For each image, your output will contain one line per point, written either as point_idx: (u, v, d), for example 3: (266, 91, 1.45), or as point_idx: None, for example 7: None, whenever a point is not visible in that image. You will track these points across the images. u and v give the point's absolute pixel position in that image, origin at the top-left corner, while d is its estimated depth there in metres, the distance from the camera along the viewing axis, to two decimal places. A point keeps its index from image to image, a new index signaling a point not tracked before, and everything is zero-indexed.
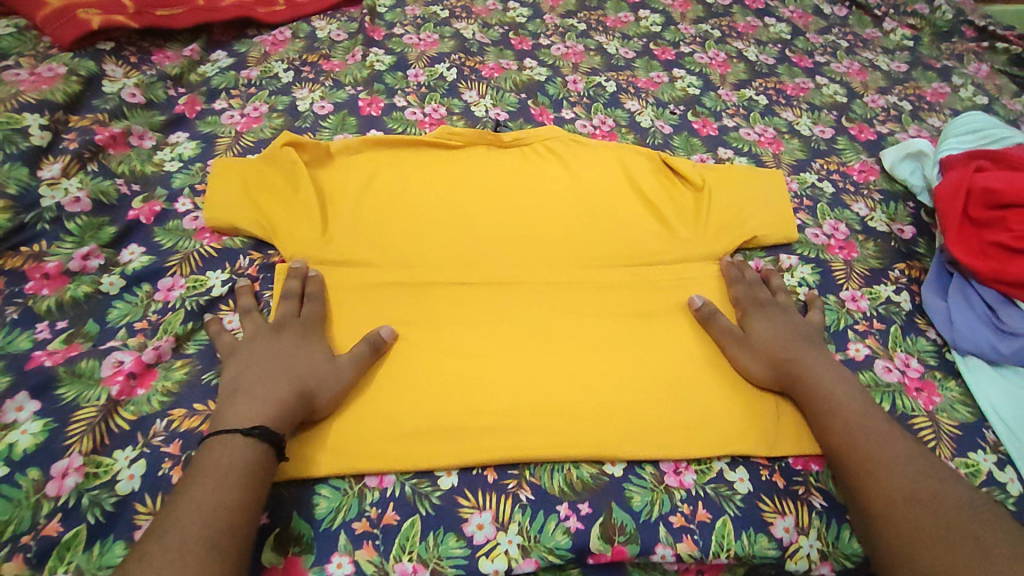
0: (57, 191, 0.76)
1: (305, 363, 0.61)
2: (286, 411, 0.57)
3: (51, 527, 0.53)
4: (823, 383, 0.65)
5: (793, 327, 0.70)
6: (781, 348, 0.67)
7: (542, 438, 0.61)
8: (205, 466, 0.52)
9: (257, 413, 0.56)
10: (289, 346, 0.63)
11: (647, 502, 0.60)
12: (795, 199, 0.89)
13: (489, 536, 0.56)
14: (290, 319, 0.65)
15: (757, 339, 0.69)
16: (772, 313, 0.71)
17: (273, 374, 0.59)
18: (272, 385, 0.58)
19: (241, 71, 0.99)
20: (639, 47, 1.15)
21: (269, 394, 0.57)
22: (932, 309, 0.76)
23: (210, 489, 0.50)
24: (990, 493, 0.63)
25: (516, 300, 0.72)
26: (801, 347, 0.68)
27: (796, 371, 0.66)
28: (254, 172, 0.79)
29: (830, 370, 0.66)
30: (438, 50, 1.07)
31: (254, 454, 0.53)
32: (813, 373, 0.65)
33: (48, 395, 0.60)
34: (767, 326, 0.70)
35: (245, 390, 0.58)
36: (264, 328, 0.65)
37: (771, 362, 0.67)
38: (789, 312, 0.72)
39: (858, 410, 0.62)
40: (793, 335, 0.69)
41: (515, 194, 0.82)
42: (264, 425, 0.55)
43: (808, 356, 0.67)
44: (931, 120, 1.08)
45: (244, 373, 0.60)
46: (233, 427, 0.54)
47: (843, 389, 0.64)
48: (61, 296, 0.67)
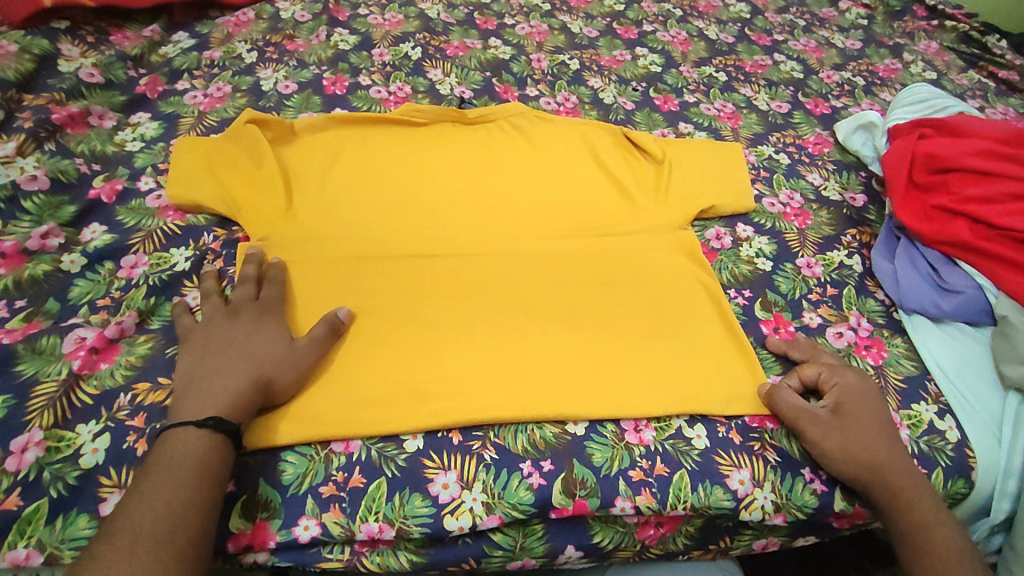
0: (12, 169, 0.74)
1: (264, 346, 0.60)
2: (241, 397, 0.56)
3: (12, 501, 0.53)
4: (925, 517, 0.60)
5: (883, 422, 0.64)
6: (873, 451, 0.61)
7: (505, 400, 0.63)
8: (158, 461, 0.51)
9: (210, 400, 0.55)
10: (245, 328, 0.61)
11: (607, 458, 0.62)
12: (753, 170, 0.91)
13: (454, 495, 0.58)
14: (247, 302, 0.64)
15: (850, 437, 0.62)
16: (864, 403, 0.64)
17: (229, 359, 0.58)
18: (228, 368, 0.57)
19: (203, 51, 0.98)
20: (603, 26, 1.16)
21: (225, 377, 0.56)
22: (880, 271, 0.79)
23: (163, 483, 0.49)
24: (930, 441, 0.66)
25: (480, 270, 0.73)
26: (895, 455, 0.62)
27: (891, 490, 0.60)
28: (216, 150, 0.79)
29: (923, 491, 0.61)
30: (403, 29, 1.07)
31: (210, 444, 0.52)
32: (910, 497, 0.60)
33: (7, 372, 0.59)
34: (856, 415, 0.63)
35: (200, 379, 0.57)
36: (220, 310, 0.63)
37: (856, 462, 0.61)
38: (878, 401, 0.65)
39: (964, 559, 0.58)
40: (885, 436, 0.63)
41: (480, 169, 0.83)
42: (217, 414, 0.54)
43: (905, 470, 0.61)
44: (883, 95, 1.12)
45: (201, 356, 0.59)
46: (186, 419, 0.53)
47: (941, 523, 0.60)
48: (19, 275, 0.67)
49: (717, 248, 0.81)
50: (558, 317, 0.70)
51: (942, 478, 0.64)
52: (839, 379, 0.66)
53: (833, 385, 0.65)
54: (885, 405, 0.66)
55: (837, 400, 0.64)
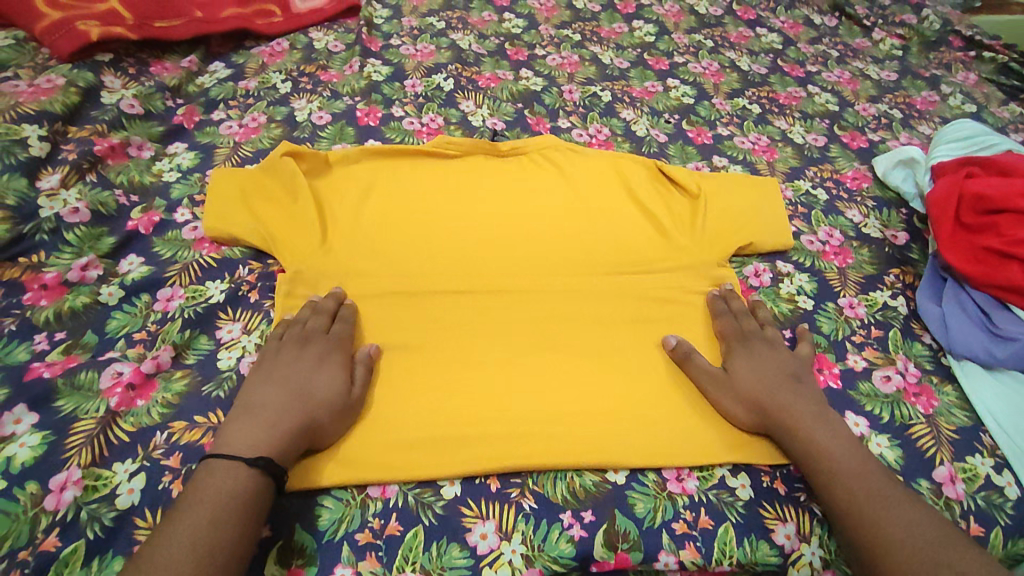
0: (55, 202, 0.75)
1: (313, 382, 0.60)
2: (291, 438, 0.56)
3: (50, 542, 0.52)
4: (829, 452, 0.59)
5: (785, 373, 0.65)
6: (762, 390, 0.64)
7: (546, 445, 0.62)
8: (201, 494, 0.50)
9: (263, 438, 0.54)
10: (311, 363, 0.61)
11: (649, 508, 0.60)
12: (790, 206, 0.90)
13: (492, 546, 0.56)
14: (319, 335, 0.64)
15: (737, 380, 0.65)
16: (755, 348, 0.68)
17: (276, 395, 0.58)
18: (283, 406, 0.57)
19: (239, 82, 0.99)
20: (633, 57, 1.16)
21: (280, 416, 0.56)
22: (927, 314, 0.76)
23: (205, 519, 0.49)
24: (988, 497, 0.63)
25: (517, 308, 0.72)
26: (795, 400, 0.63)
27: (792, 431, 0.61)
28: (252, 182, 0.79)
29: (821, 420, 0.62)
30: (435, 60, 1.08)
31: (254, 483, 0.52)
32: (812, 433, 0.61)
33: (46, 407, 0.59)
34: (756, 368, 0.66)
35: (258, 409, 0.57)
36: (293, 338, 0.64)
37: (754, 411, 0.63)
38: (779, 355, 0.67)
39: (873, 481, 0.57)
40: (777, 375, 0.65)
41: (515, 202, 0.83)
42: (268, 455, 0.53)
43: (805, 411, 0.62)
44: (922, 128, 1.10)
45: (260, 388, 0.59)
46: (236, 454, 0.53)
47: (841, 444, 0.60)
48: (59, 307, 0.67)
49: (756, 286, 0.79)
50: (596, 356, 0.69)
51: (1002, 538, 0.61)
52: (738, 339, 0.69)
53: (733, 344, 0.69)
54: (788, 359, 0.67)
55: (735, 358, 0.68)
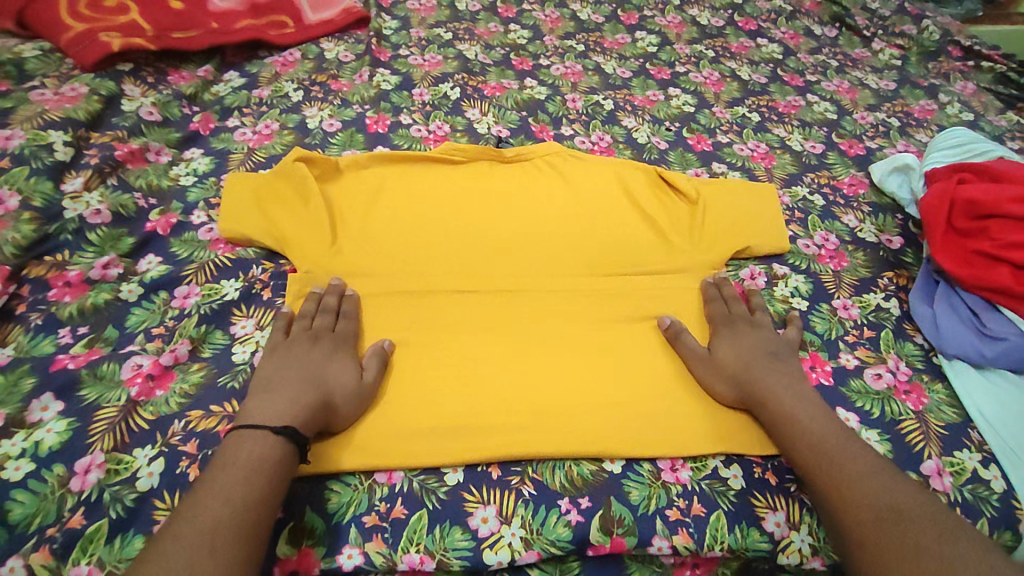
0: (79, 203, 0.79)
1: (327, 374, 0.63)
2: (309, 418, 0.59)
3: (76, 520, 0.55)
4: (802, 420, 0.63)
5: (767, 352, 0.69)
6: (742, 366, 0.68)
7: (545, 436, 0.64)
8: (228, 461, 0.54)
9: (283, 416, 0.58)
10: (322, 357, 0.65)
11: (644, 496, 0.62)
12: (787, 211, 0.92)
13: (493, 529, 0.59)
14: (326, 332, 0.67)
15: (720, 357, 0.69)
16: (740, 330, 0.72)
17: (290, 385, 0.61)
18: (298, 392, 0.60)
19: (253, 90, 1.03)
20: (636, 67, 1.20)
21: (296, 398, 0.60)
22: (919, 315, 0.79)
23: (234, 483, 0.52)
24: (975, 490, 0.65)
25: (519, 307, 0.75)
26: (775, 375, 0.67)
27: (769, 404, 0.65)
28: (266, 186, 0.82)
29: (797, 393, 0.66)
30: (442, 70, 1.12)
31: (277, 454, 0.55)
32: (789, 406, 0.64)
33: (71, 396, 0.62)
34: (739, 348, 0.70)
35: (276, 390, 0.60)
36: (301, 335, 0.67)
37: (737, 387, 0.67)
38: (762, 337, 0.71)
39: (842, 446, 0.61)
40: (756, 352, 0.69)
41: (517, 206, 0.86)
42: (292, 425, 0.57)
43: (783, 385, 0.66)
44: (919, 136, 1.12)
45: (274, 378, 0.62)
46: (262, 424, 0.57)
47: (812, 413, 0.64)
48: (82, 303, 0.70)
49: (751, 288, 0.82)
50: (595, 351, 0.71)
51: (987, 529, 0.62)
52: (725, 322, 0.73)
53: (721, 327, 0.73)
54: (772, 341, 0.71)
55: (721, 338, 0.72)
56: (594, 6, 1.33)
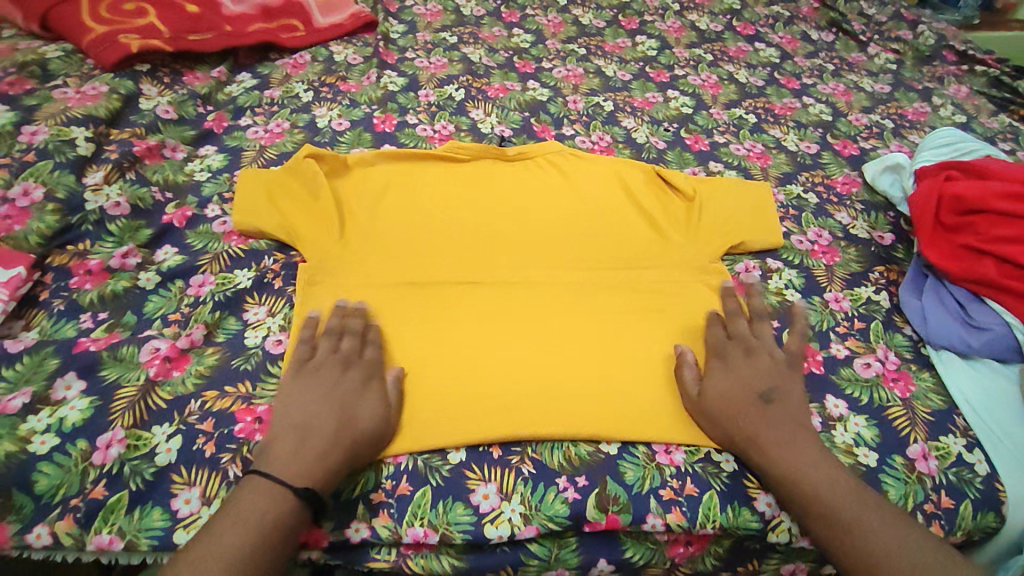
0: (99, 196, 0.82)
1: (357, 404, 0.63)
2: (332, 472, 0.58)
3: (98, 491, 0.58)
4: (814, 480, 0.60)
5: (765, 390, 0.67)
6: (735, 410, 0.66)
7: (542, 417, 0.67)
8: (242, 514, 0.54)
9: (308, 470, 0.57)
10: (352, 387, 0.64)
11: (639, 476, 0.64)
12: (781, 208, 0.95)
13: (494, 505, 0.61)
14: (355, 357, 0.67)
15: (717, 403, 0.66)
16: (732, 363, 0.70)
17: (319, 415, 0.61)
18: (325, 438, 0.59)
19: (265, 91, 1.07)
20: (636, 70, 1.23)
21: (321, 449, 0.59)
22: (908, 307, 0.81)
23: (242, 539, 0.52)
24: (959, 472, 0.67)
25: (520, 297, 0.78)
26: (777, 423, 0.64)
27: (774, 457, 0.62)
28: (277, 182, 0.86)
29: (798, 440, 0.63)
30: (448, 72, 1.15)
31: (286, 511, 0.55)
32: (796, 460, 0.62)
33: (93, 376, 0.65)
34: (737, 388, 0.67)
35: (303, 433, 0.60)
36: (332, 359, 0.66)
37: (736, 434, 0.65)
38: (760, 372, 0.68)
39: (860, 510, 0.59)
40: (750, 394, 0.67)
41: (519, 203, 0.89)
42: (314, 486, 0.57)
43: (785, 435, 0.64)
44: (912, 137, 1.15)
45: (299, 414, 0.61)
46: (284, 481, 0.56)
47: (819, 468, 0.61)
48: (103, 290, 0.74)
49: (746, 281, 0.84)
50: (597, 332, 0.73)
51: (970, 510, 0.65)
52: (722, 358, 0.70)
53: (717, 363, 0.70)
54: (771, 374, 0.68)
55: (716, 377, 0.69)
56: (595, 11, 1.37)
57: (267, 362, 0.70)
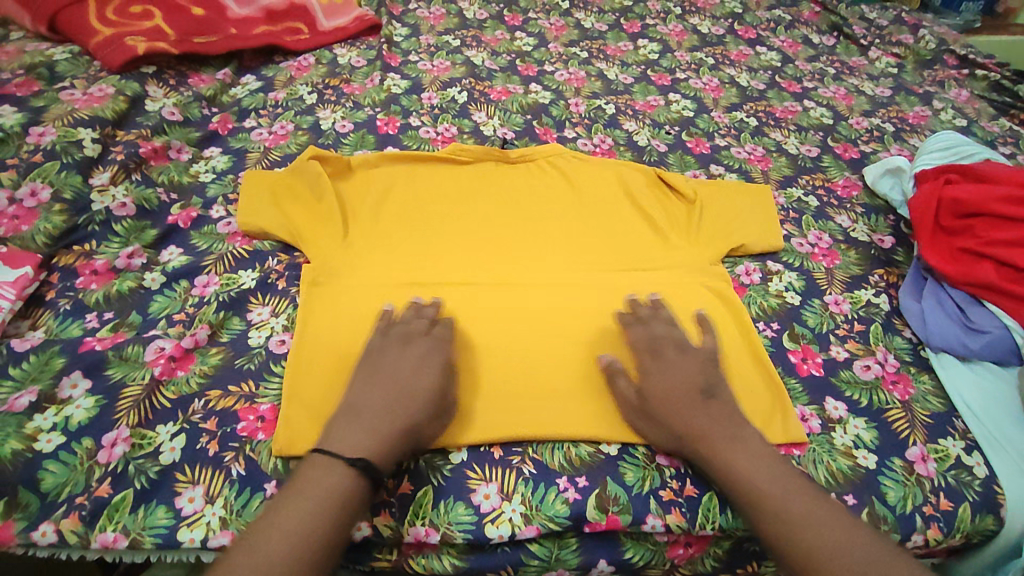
0: (105, 197, 0.83)
1: (421, 383, 0.63)
2: (388, 447, 0.58)
3: (103, 489, 0.59)
4: (743, 472, 0.59)
5: (690, 383, 0.65)
6: (668, 407, 0.64)
7: (543, 416, 0.68)
8: (304, 488, 0.53)
9: (364, 443, 0.57)
10: (415, 363, 0.64)
11: (639, 477, 0.65)
12: (782, 211, 0.95)
13: (494, 505, 0.62)
14: (419, 336, 0.68)
15: (649, 404, 0.65)
16: (665, 360, 0.67)
17: (381, 392, 0.61)
18: (384, 414, 0.59)
19: (269, 93, 1.07)
20: (637, 73, 1.23)
21: (377, 424, 0.58)
22: (907, 310, 0.82)
23: (303, 510, 0.52)
24: (958, 475, 0.67)
25: (523, 298, 0.78)
26: (704, 416, 0.62)
27: (704, 455, 0.61)
28: (281, 183, 0.86)
29: (729, 434, 0.61)
30: (450, 75, 1.16)
31: (345, 486, 0.54)
32: (725, 454, 0.60)
33: (98, 375, 0.66)
34: (662, 386, 0.65)
35: (363, 407, 0.60)
36: (392, 339, 0.67)
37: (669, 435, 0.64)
38: (684, 368, 0.66)
39: (793, 496, 0.57)
40: (689, 391, 0.64)
41: (523, 205, 0.89)
42: (367, 458, 0.56)
43: (715, 429, 0.62)
44: (912, 140, 1.15)
45: (359, 389, 0.62)
46: (341, 452, 0.56)
47: (749, 460, 0.59)
48: (108, 290, 0.74)
49: (746, 284, 0.85)
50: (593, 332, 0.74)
51: (970, 512, 0.65)
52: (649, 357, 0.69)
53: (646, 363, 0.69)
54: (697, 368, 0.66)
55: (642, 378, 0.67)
56: (597, 14, 1.38)
57: (271, 362, 0.70)
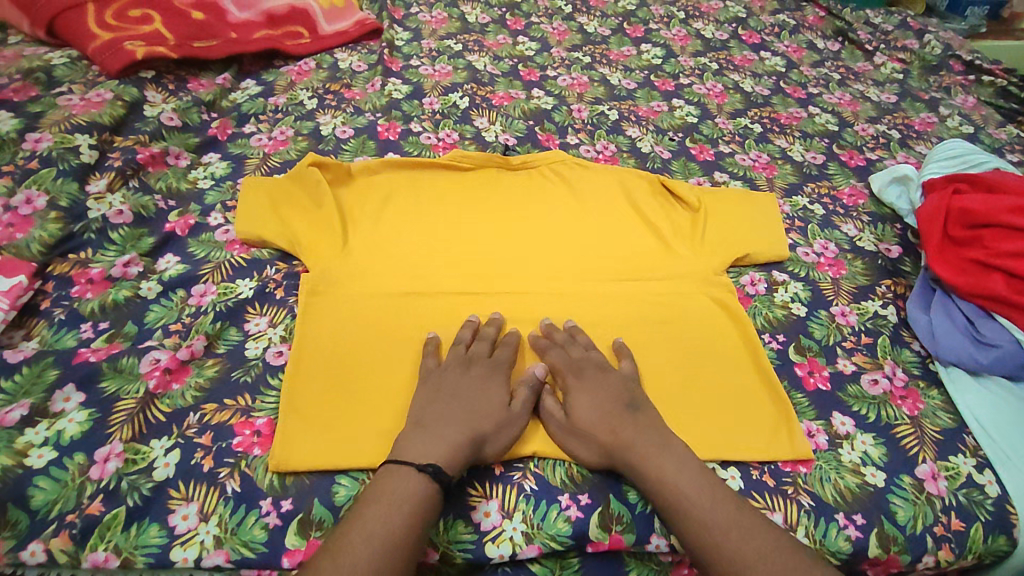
0: (102, 204, 0.82)
1: (486, 400, 0.65)
2: (458, 454, 0.59)
3: (94, 506, 0.57)
4: (669, 478, 0.58)
5: (615, 401, 0.65)
6: (601, 422, 0.64)
7: (543, 431, 0.67)
8: (389, 488, 0.55)
9: (433, 450, 0.58)
10: (478, 381, 0.66)
11: (643, 495, 0.63)
12: (787, 220, 0.94)
13: (495, 523, 0.60)
14: (480, 357, 0.69)
15: (578, 420, 0.64)
16: (587, 377, 0.68)
17: (447, 410, 0.62)
18: (450, 426, 0.61)
19: (269, 98, 1.06)
20: (641, 78, 1.22)
21: (447, 435, 0.60)
22: (915, 322, 0.80)
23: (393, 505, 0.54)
24: (969, 494, 0.66)
25: (523, 308, 0.77)
26: (629, 427, 0.62)
27: (632, 466, 0.60)
28: (280, 190, 0.85)
29: (655, 446, 0.61)
30: (452, 80, 1.15)
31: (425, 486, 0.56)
32: (651, 463, 0.60)
33: (92, 388, 0.65)
34: (592, 402, 0.65)
35: (429, 420, 0.61)
36: (455, 357, 0.69)
37: (599, 449, 0.63)
38: (606, 387, 0.67)
39: (713, 499, 0.57)
40: (612, 407, 0.65)
41: (524, 212, 0.88)
42: (435, 463, 0.57)
43: (640, 440, 0.61)
44: (919, 148, 1.14)
45: (428, 406, 0.63)
46: (414, 460, 0.57)
47: (676, 468, 0.59)
48: (104, 300, 0.73)
49: (751, 294, 0.83)
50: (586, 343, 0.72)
51: (981, 533, 0.63)
52: (572, 377, 0.68)
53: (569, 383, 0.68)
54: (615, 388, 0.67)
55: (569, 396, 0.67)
56: (600, 19, 1.37)
57: (267, 374, 0.69)
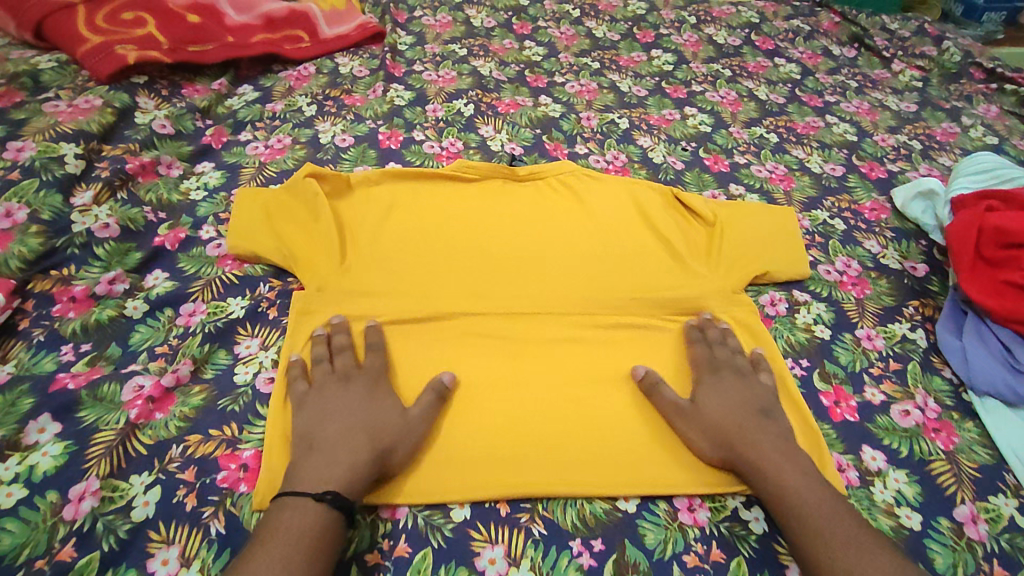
0: (87, 217, 0.78)
1: (382, 419, 0.61)
2: (355, 474, 0.57)
3: (66, 551, 0.53)
4: (793, 481, 0.59)
5: (751, 404, 0.65)
6: (730, 419, 0.64)
7: (545, 464, 0.63)
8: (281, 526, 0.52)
9: (328, 476, 0.56)
10: (361, 398, 0.63)
11: (660, 539, 0.59)
12: (807, 235, 0.90)
13: (501, 571, 0.56)
14: (354, 372, 0.65)
15: (704, 412, 0.65)
16: (725, 378, 0.68)
17: (338, 432, 0.59)
18: (349, 446, 0.58)
19: (266, 104, 1.02)
20: (651, 85, 1.18)
21: (344, 457, 0.57)
22: (947, 347, 0.76)
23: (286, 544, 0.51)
24: (1012, 539, 0.61)
25: (527, 329, 0.73)
26: (757, 430, 0.63)
27: (754, 462, 0.61)
28: (275, 202, 0.80)
29: (784, 452, 0.61)
30: (456, 86, 1.11)
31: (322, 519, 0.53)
32: (774, 465, 0.60)
33: (69, 418, 0.60)
34: (725, 399, 0.66)
35: (320, 445, 0.58)
36: (330, 378, 0.64)
37: (718, 439, 0.63)
38: (747, 388, 0.67)
39: (831, 510, 0.56)
40: (745, 407, 0.65)
41: (528, 226, 0.84)
42: (335, 490, 0.55)
43: (770, 445, 0.62)
44: (942, 159, 1.09)
45: (320, 430, 0.60)
46: (304, 489, 0.55)
47: (801, 476, 0.59)
48: (86, 320, 0.69)
49: (772, 315, 0.79)
50: (696, 346, 0.72)
51: None
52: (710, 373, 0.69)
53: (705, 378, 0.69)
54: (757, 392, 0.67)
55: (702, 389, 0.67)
56: (609, 23, 1.32)
57: (257, 403, 0.65)
